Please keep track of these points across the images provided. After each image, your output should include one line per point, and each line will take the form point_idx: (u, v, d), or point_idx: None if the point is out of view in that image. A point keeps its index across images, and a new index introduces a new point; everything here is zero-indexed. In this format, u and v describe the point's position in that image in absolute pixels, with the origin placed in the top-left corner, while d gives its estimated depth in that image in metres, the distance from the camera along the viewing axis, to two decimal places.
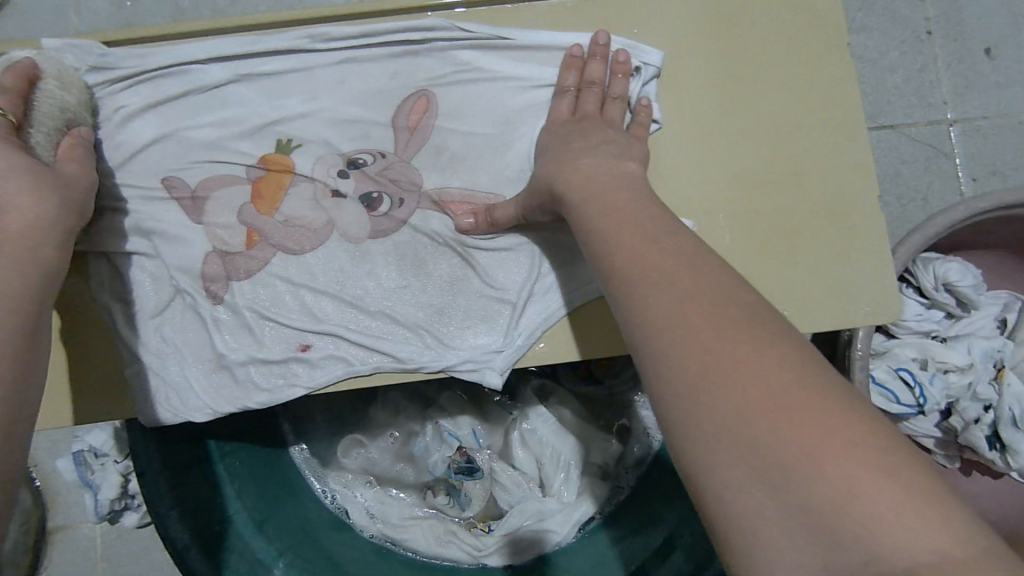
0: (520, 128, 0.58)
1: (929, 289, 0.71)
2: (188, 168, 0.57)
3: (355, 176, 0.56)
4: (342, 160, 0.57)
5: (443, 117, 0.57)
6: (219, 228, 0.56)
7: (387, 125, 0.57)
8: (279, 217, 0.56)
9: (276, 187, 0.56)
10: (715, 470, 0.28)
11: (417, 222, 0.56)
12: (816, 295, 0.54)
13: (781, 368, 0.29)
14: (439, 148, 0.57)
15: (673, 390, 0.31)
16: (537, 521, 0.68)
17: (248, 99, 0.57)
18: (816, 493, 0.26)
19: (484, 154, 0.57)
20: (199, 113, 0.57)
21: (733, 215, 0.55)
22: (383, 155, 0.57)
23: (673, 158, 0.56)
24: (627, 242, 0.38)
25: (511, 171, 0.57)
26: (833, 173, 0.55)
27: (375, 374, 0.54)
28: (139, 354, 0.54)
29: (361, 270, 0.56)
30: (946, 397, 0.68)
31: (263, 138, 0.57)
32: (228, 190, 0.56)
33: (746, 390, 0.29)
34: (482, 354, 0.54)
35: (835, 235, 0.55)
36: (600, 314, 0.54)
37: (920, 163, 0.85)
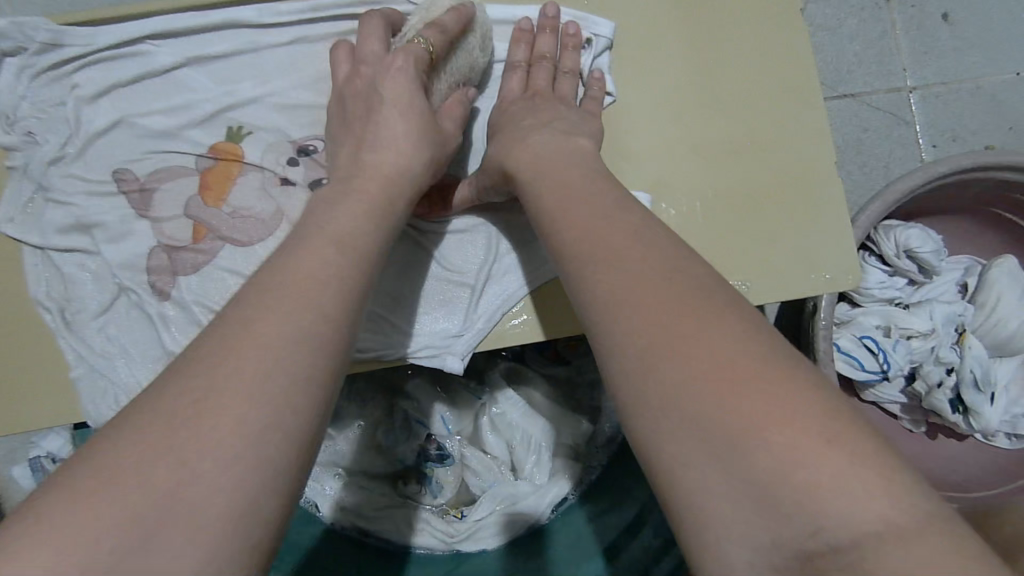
0: (472, 106, 0.56)
1: (891, 257, 0.71)
2: (134, 161, 0.54)
3: (306, 163, 0.54)
4: (291, 147, 0.55)
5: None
6: (165, 222, 0.53)
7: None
8: (227, 209, 0.54)
9: (224, 177, 0.54)
10: (663, 447, 0.27)
11: None
12: (777, 265, 0.54)
13: (727, 338, 0.28)
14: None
15: (621, 368, 0.30)
16: (510, 504, 0.67)
17: (188, 84, 0.55)
18: (761, 464, 0.25)
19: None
20: (137, 101, 0.55)
21: (692, 188, 0.54)
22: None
23: (629, 133, 0.55)
24: (577, 218, 0.37)
25: (466, 151, 0.56)
26: (789, 141, 0.55)
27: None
28: (82, 355, 0.52)
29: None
30: (909, 363, 0.69)
31: (206, 126, 0.55)
32: (170, 184, 0.54)
33: (692, 362, 0.28)
34: (443, 339, 0.52)
35: (794, 203, 0.54)
36: (560, 293, 0.53)
37: (882, 131, 0.85)
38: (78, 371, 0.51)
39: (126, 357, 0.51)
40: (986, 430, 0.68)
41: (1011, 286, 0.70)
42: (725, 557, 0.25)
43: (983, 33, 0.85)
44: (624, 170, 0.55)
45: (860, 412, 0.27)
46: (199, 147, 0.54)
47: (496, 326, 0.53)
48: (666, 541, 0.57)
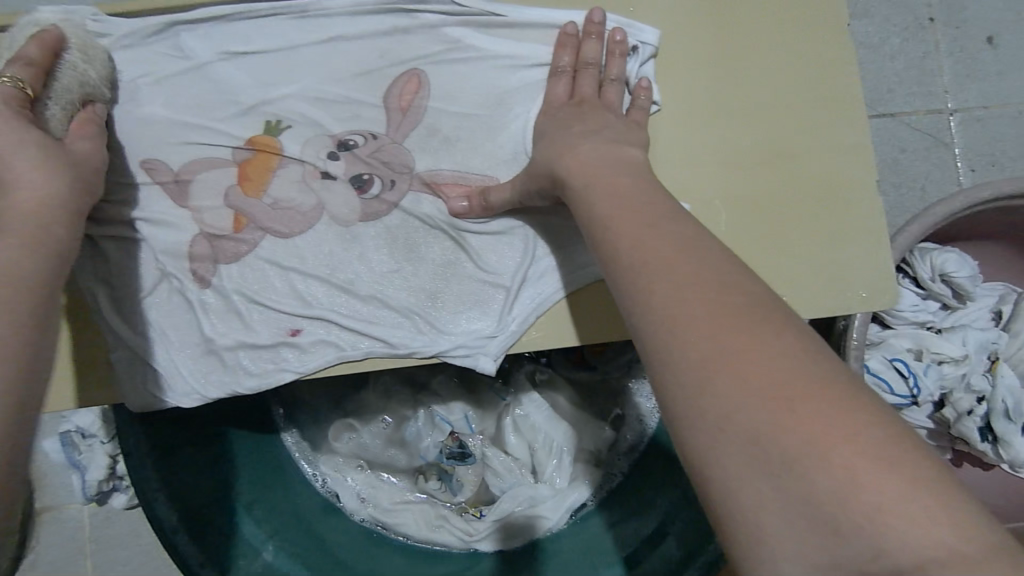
0: (514, 109, 0.56)
1: (926, 280, 0.71)
2: (178, 149, 0.55)
3: (345, 158, 0.55)
4: (332, 142, 0.55)
5: (434, 97, 0.56)
6: (205, 211, 0.54)
7: (379, 106, 0.56)
8: (267, 200, 0.54)
9: (264, 170, 0.55)
10: (719, 462, 0.28)
11: (409, 205, 0.55)
12: (816, 281, 0.53)
13: (783, 353, 0.28)
14: (432, 130, 0.56)
15: (674, 381, 0.30)
16: (529, 506, 0.68)
17: (234, 75, 0.56)
18: (817, 482, 0.25)
19: (478, 134, 0.56)
20: (182, 90, 0.55)
21: (733, 200, 0.54)
22: (374, 137, 0.56)
23: (675, 143, 0.55)
24: (624, 228, 0.38)
25: (506, 153, 0.56)
26: (835, 156, 0.54)
27: (369, 360, 0.53)
28: (120, 338, 0.52)
29: (351, 254, 0.54)
30: (939, 388, 0.68)
31: (250, 117, 0.55)
32: (211, 174, 0.55)
33: (745, 377, 0.28)
34: (477, 339, 0.53)
35: (834, 220, 0.54)
36: (600, 299, 0.53)
37: (919, 153, 0.84)
38: (117, 353, 0.52)
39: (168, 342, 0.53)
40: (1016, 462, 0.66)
41: None
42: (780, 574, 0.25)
43: None
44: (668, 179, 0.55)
45: (918, 435, 0.27)
46: (241, 139, 0.55)
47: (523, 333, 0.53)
48: (688, 552, 0.56)
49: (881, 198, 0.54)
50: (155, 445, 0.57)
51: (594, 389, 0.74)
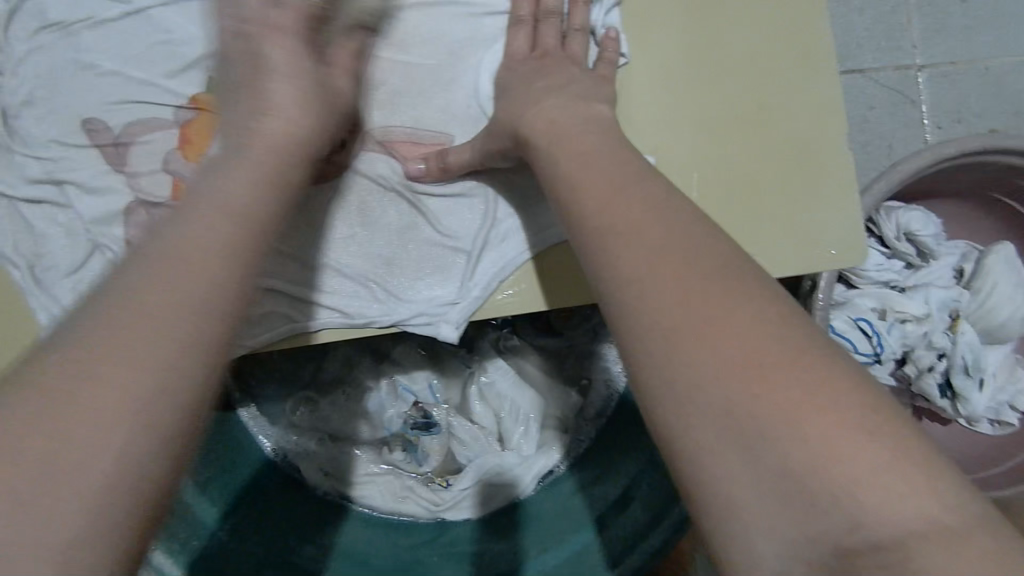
0: (471, 62, 0.53)
1: (891, 239, 0.71)
2: (107, 110, 0.50)
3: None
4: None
5: (384, 47, 0.52)
6: (142, 178, 0.50)
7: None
8: (207, 164, 0.50)
9: (202, 130, 0.50)
10: (690, 436, 0.26)
11: (362, 166, 0.51)
12: (786, 238, 0.52)
13: (753, 319, 0.27)
14: (381, 84, 0.52)
15: (643, 353, 0.28)
16: (496, 474, 0.67)
17: (170, 26, 0.51)
18: (790, 453, 0.24)
19: (436, 86, 0.52)
20: (109, 39, 0.50)
21: (701, 156, 0.52)
22: None
23: (640, 96, 0.53)
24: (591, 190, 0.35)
25: (462, 108, 0.53)
26: (806, 109, 0.53)
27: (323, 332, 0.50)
28: (52, 315, 0.49)
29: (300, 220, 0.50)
30: (902, 346, 0.68)
31: (183, 72, 0.51)
32: (147, 136, 0.50)
33: (715, 342, 0.26)
34: (437, 307, 0.50)
35: (805, 175, 0.52)
36: (564, 261, 0.51)
37: (888, 110, 0.83)
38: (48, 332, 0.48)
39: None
40: (972, 416, 0.69)
41: (1008, 273, 0.70)
42: (756, 554, 0.24)
43: (994, 12, 0.83)
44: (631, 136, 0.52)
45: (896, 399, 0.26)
46: (175, 97, 0.50)
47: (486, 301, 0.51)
48: (655, 514, 0.55)
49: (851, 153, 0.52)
50: None
51: (563, 355, 0.72)
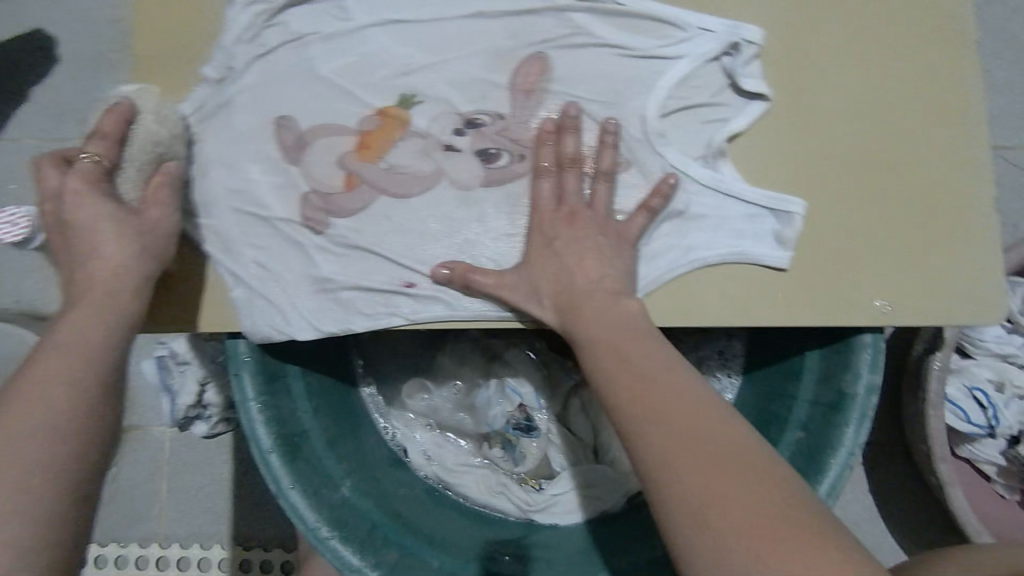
0: (630, 100, 0.60)
1: (1015, 313, 0.70)
2: (321, 107, 0.61)
3: (471, 134, 0.60)
4: (459, 119, 0.60)
5: (556, 81, 0.60)
6: (320, 171, 0.60)
7: (505, 87, 0.60)
8: (384, 166, 0.60)
9: (383, 140, 0.60)
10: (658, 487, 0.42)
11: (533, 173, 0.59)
12: (921, 287, 0.56)
13: (752, 457, 0.42)
14: (552, 111, 0.60)
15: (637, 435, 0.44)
16: (587, 485, 0.70)
17: (385, 41, 0.61)
18: (714, 525, 0.39)
19: (598, 117, 0.60)
20: (332, 49, 0.61)
21: (840, 201, 0.58)
22: (500, 117, 0.60)
23: (788, 147, 0.59)
24: (651, 365, 0.47)
25: (634, 131, 0.59)
26: (947, 169, 0.58)
27: (474, 320, 0.57)
28: (247, 277, 0.58)
29: (469, 215, 0.59)
30: (1018, 423, 0.67)
31: (387, 86, 0.61)
32: (340, 139, 0.60)
33: (722, 477, 0.40)
34: None
35: (943, 229, 0.57)
36: (712, 282, 0.57)
37: (1015, 189, 0.83)
38: (240, 291, 0.58)
39: (289, 279, 0.58)
40: None
41: None
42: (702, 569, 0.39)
43: None
44: (775, 182, 0.59)
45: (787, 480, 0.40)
46: (371, 107, 0.61)
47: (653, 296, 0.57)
48: None
49: (993, 213, 0.57)
50: (260, 370, 0.59)
51: None
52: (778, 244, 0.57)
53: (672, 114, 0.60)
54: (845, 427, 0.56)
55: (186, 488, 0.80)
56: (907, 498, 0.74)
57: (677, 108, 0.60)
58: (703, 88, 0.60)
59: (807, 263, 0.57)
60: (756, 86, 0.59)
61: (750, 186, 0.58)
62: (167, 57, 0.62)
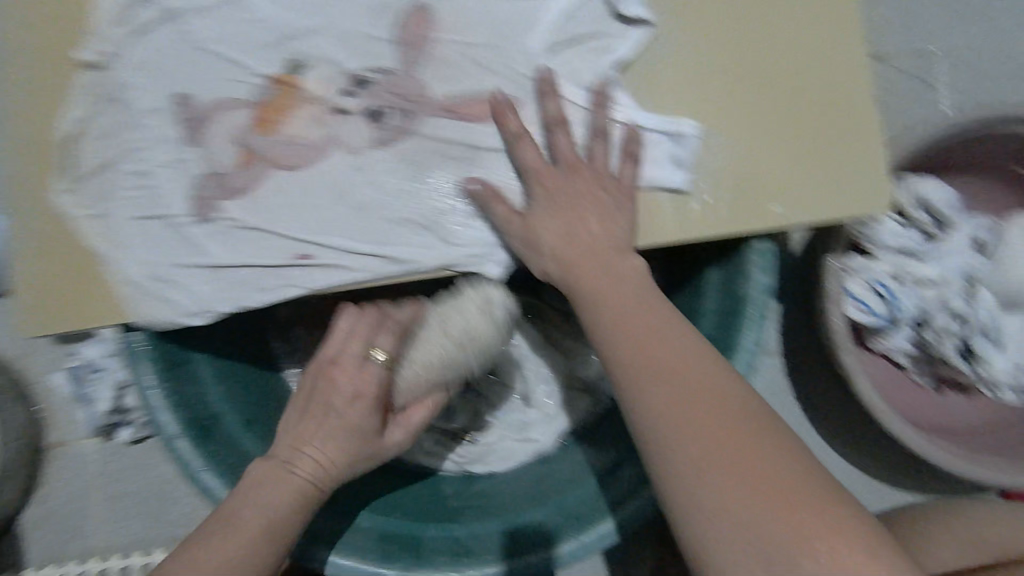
0: (523, 36, 0.54)
1: (907, 207, 0.72)
2: (201, 85, 0.53)
3: (362, 95, 0.53)
4: (348, 80, 0.53)
5: (444, 29, 0.54)
6: (213, 152, 0.53)
7: (388, 40, 0.54)
8: (279, 138, 0.53)
9: (277, 113, 0.53)
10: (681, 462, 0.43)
11: (427, 129, 0.53)
12: (808, 192, 0.53)
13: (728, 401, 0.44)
14: (444, 59, 0.53)
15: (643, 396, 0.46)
16: (520, 432, 0.73)
17: (264, 6, 0.54)
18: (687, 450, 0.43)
19: (496, 60, 0.53)
20: (205, 22, 0.53)
21: (723, 111, 0.55)
22: (389, 71, 0.53)
23: (679, 64, 0.55)
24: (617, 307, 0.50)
25: (524, 67, 0.54)
26: (826, 65, 0.54)
27: (378, 280, 0.52)
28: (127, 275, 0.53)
29: (362, 181, 0.52)
30: (917, 310, 0.71)
31: (265, 53, 0.53)
32: (224, 114, 0.53)
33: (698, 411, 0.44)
34: (485, 246, 0.53)
35: (828, 131, 0.54)
36: (651, 209, 0.54)
37: (903, 93, 0.85)
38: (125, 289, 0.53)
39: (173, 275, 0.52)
40: (989, 379, 0.71)
41: None
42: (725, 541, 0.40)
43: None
44: (671, 106, 0.55)
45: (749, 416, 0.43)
46: (259, 79, 0.53)
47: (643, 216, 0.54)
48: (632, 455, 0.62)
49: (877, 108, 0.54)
50: (161, 357, 0.57)
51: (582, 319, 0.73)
52: (675, 166, 0.54)
53: (558, 49, 0.55)
54: (743, 328, 0.57)
55: (121, 496, 0.78)
56: (827, 397, 0.78)
57: (562, 40, 0.55)
58: (585, 19, 0.55)
59: (707, 181, 0.54)
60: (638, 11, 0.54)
61: (645, 112, 0.54)
62: (22, 48, 0.55)
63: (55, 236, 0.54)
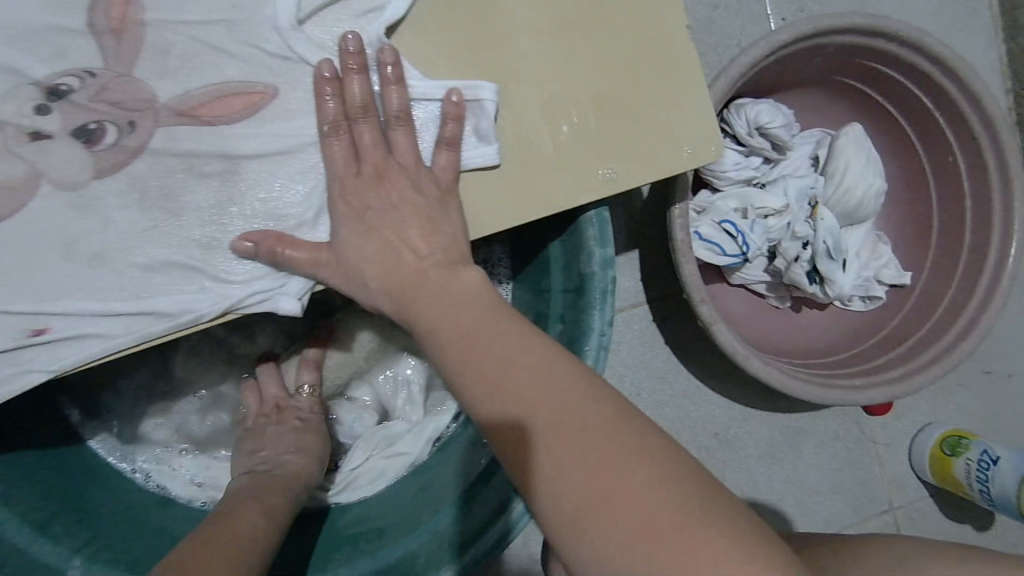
0: (260, 8, 0.43)
1: (744, 135, 0.69)
2: None
3: (61, 110, 0.41)
4: (37, 91, 0.41)
5: (153, 7, 0.42)
6: None
7: (83, 31, 0.41)
8: None
9: None
10: (548, 483, 0.34)
11: (160, 145, 0.42)
12: (637, 146, 0.47)
13: (638, 468, 0.32)
14: (163, 48, 0.42)
15: (499, 416, 0.36)
16: (387, 447, 0.66)
17: None
18: (596, 539, 0.31)
19: (230, 41, 0.43)
20: None
21: (530, 71, 0.47)
22: (91, 74, 0.42)
23: (468, 21, 0.46)
24: (456, 325, 0.40)
25: (273, 47, 0.43)
26: (634, 5, 0.48)
27: (146, 343, 0.41)
28: None
29: (91, 223, 0.41)
30: (767, 242, 0.69)
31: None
32: None
33: (601, 490, 0.32)
34: (272, 277, 0.43)
35: (646, 77, 0.48)
36: (473, 197, 0.46)
37: (732, 8, 0.78)
38: None
39: None
40: (841, 296, 0.72)
41: (857, 154, 0.71)
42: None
43: None
44: (465, 73, 0.46)
45: (620, 423, 0.34)
46: None
47: (473, 207, 0.46)
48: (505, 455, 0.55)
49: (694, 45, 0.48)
50: None
51: None
52: (480, 139, 0.46)
53: (314, 17, 0.44)
54: (591, 308, 0.52)
55: None
56: (695, 341, 0.78)
57: (316, 7, 0.44)
58: None
59: (519, 152, 0.47)
60: None
61: (428, 81, 0.45)
62: None
63: None
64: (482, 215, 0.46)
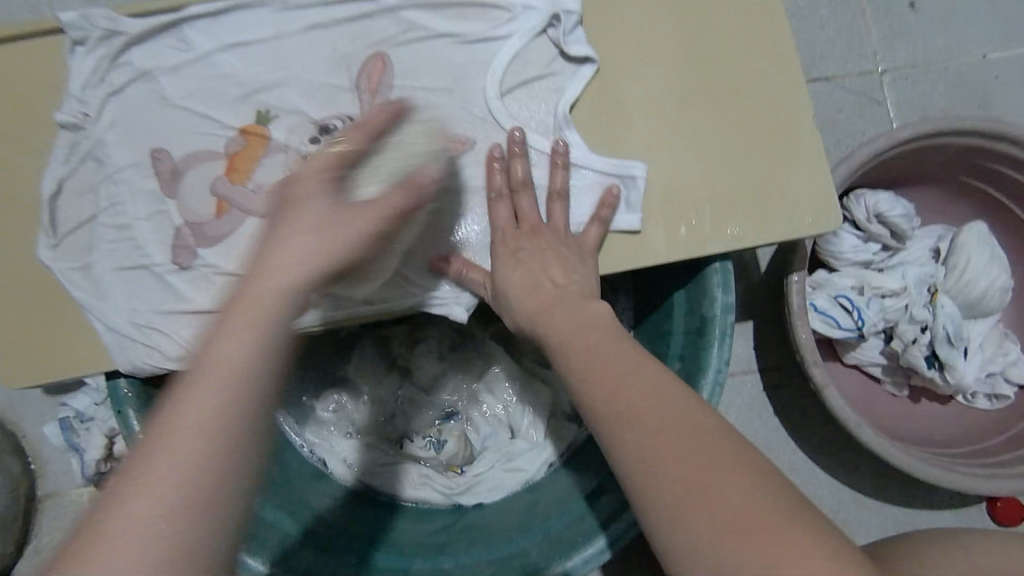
0: (474, 82, 0.58)
1: (863, 222, 0.74)
2: (174, 140, 0.57)
3: (326, 142, 0.57)
4: (313, 127, 0.57)
5: (400, 77, 0.58)
6: (188, 201, 0.56)
7: (350, 90, 0.57)
8: (252, 186, 0.56)
9: (248, 158, 0.57)
10: (637, 456, 0.38)
11: None
12: (763, 211, 0.56)
13: (723, 454, 0.37)
14: None
15: (600, 399, 0.42)
16: (507, 461, 0.73)
17: (234, 66, 0.57)
18: (680, 504, 0.36)
19: (448, 105, 0.57)
20: (178, 81, 0.57)
21: (675, 143, 0.57)
22: (350, 119, 0.57)
23: (628, 101, 0.58)
24: (594, 332, 0.48)
25: (479, 110, 0.57)
26: (769, 95, 0.58)
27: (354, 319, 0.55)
28: (111, 327, 0.55)
29: None
30: (884, 320, 0.72)
31: (235, 107, 0.57)
32: (197, 167, 0.56)
33: (701, 486, 0.35)
34: (451, 289, 0.56)
35: (775, 155, 0.57)
36: (620, 242, 0.57)
37: (856, 112, 0.86)
38: (112, 342, 0.55)
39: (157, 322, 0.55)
40: (961, 385, 0.72)
41: (981, 250, 0.74)
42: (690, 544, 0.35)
43: (951, 17, 0.88)
44: (622, 144, 0.58)
45: (710, 420, 0.40)
46: (230, 131, 0.57)
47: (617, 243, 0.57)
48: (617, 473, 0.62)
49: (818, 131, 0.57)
50: (145, 403, 0.60)
51: None
52: (628, 208, 0.57)
53: (512, 91, 0.58)
54: (709, 347, 0.59)
55: None
56: (805, 413, 0.80)
57: (516, 83, 0.58)
58: (536, 61, 0.58)
59: (659, 208, 0.57)
60: (581, 51, 0.58)
61: (595, 157, 0.57)
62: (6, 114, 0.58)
63: (41, 293, 0.57)
64: (627, 256, 0.57)
